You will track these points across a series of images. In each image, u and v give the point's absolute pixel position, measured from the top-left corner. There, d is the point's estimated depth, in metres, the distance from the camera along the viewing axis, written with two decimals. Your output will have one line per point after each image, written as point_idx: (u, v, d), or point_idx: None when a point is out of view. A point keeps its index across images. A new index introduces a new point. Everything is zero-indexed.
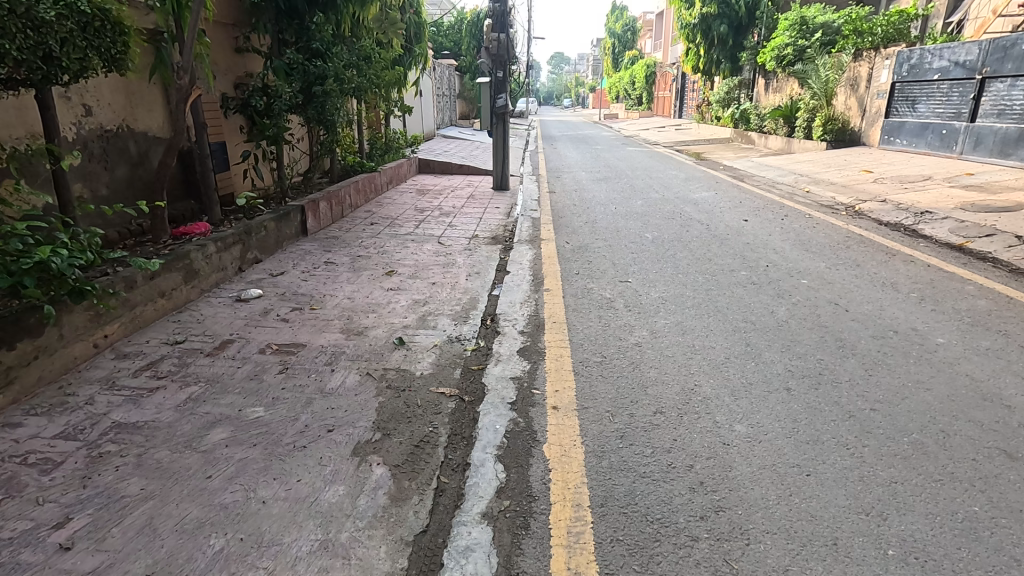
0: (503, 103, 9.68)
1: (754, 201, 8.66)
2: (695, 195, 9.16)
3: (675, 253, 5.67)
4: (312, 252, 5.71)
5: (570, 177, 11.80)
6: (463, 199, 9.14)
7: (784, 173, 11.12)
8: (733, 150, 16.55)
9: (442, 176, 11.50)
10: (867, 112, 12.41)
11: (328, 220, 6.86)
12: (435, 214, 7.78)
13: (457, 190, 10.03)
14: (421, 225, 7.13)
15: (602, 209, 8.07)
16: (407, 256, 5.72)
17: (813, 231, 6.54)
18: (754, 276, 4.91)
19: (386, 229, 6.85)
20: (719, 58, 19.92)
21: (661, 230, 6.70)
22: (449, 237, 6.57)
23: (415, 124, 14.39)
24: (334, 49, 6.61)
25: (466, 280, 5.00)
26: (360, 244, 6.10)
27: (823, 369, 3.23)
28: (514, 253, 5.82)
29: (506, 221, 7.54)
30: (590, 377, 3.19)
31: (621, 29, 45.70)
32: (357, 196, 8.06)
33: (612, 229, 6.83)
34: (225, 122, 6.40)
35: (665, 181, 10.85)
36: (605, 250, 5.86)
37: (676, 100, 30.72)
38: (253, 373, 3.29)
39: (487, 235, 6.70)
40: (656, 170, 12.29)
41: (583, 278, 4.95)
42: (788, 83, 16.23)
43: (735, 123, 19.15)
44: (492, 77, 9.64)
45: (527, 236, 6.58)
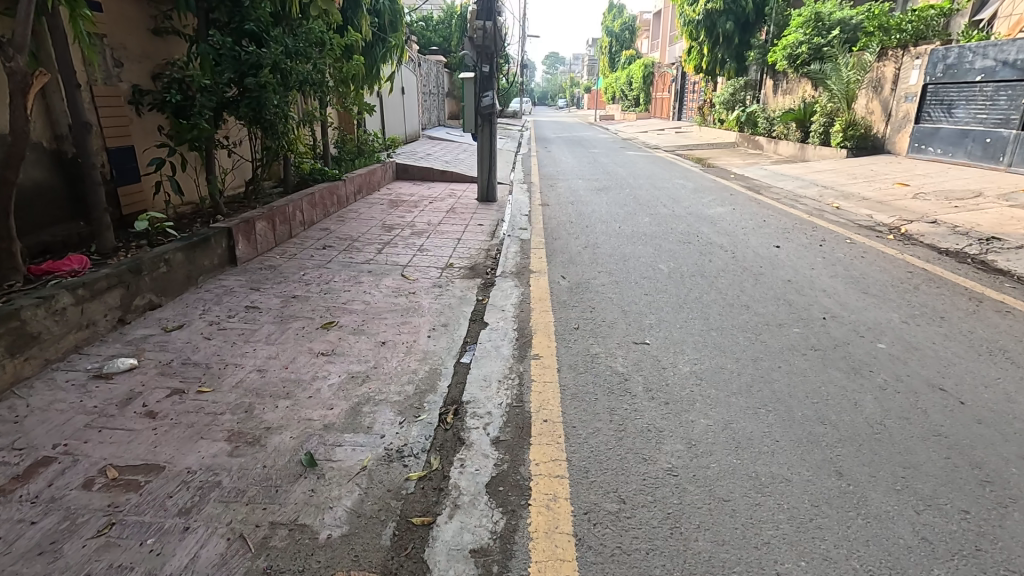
0: (490, 102, 8.41)
1: (780, 219, 7.45)
2: (709, 211, 7.96)
3: (700, 295, 4.45)
4: (234, 291, 4.43)
5: (566, 186, 10.54)
6: (442, 214, 7.89)
7: (805, 184, 9.95)
8: (741, 156, 15.37)
9: (420, 184, 10.21)
10: (894, 117, 11.24)
11: (268, 242, 5.58)
12: (405, 235, 6.52)
13: (435, 201, 8.76)
14: (386, 249, 5.87)
15: (603, 228, 6.85)
16: (357, 297, 4.45)
17: (864, 263, 5.33)
18: (811, 336, 3.69)
19: (340, 254, 5.58)
20: (724, 57, 18.78)
21: (678, 260, 5.47)
22: (417, 267, 5.31)
23: (395, 124, 13.13)
24: (274, 31, 5.29)
25: (428, 338, 3.74)
26: (302, 277, 4.83)
27: (978, 536, 2.00)
28: (495, 293, 4.57)
29: (490, 243, 6.30)
30: (602, 555, 1.94)
31: (618, 27, 44.48)
32: (313, 211, 6.77)
33: (617, 257, 5.60)
34: (138, 121, 5.11)
35: (672, 192, 9.64)
36: (611, 289, 4.64)
37: (676, 102, 29.51)
38: (49, 536, 2.03)
39: (465, 265, 5.45)
40: (661, 179, 11.06)
41: (584, 335, 3.73)
42: (800, 84, 15.09)
43: (741, 126, 17.99)
44: (477, 72, 8.37)
45: (513, 267, 5.33)
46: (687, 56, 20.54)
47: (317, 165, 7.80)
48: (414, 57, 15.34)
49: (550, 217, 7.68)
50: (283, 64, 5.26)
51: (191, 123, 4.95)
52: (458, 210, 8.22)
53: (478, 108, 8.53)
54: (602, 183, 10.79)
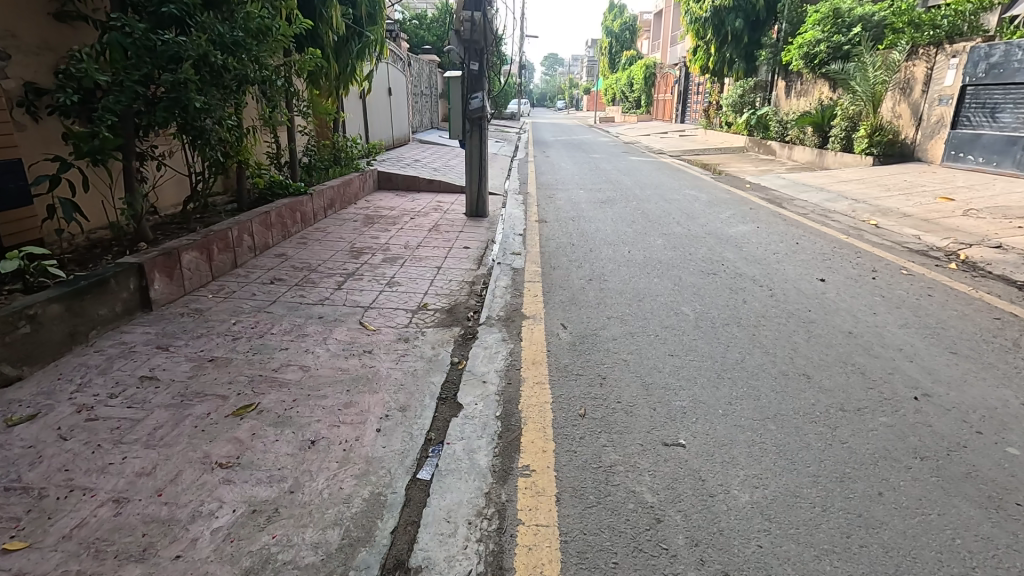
0: (479, 104, 7.38)
1: (815, 240, 6.43)
2: (730, 229, 6.94)
3: (742, 358, 3.43)
4: (133, 352, 3.39)
5: (566, 197, 9.51)
6: (423, 231, 6.84)
7: (832, 196, 8.94)
8: (752, 162, 14.36)
9: (403, 196, 9.16)
10: (927, 121, 10.23)
11: (200, 278, 4.53)
12: (375, 262, 5.48)
13: (417, 217, 7.72)
14: (348, 284, 4.83)
15: (610, 253, 5.82)
16: (295, 358, 3.42)
17: (936, 305, 4.31)
18: (907, 431, 2.67)
19: (289, 292, 4.55)
20: (733, 57, 17.80)
21: (704, 300, 4.45)
22: (382, 310, 4.27)
23: (378, 128, 12.12)
24: (200, 15, 4.14)
25: (378, 433, 2.70)
26: (231, 328, 3.80)
27: None
28: (476, 353, 3.54)
29: (475, 273, 5.27)
30: None
31: (618, 27, 43.50)
32: (268, 234, 5.71)
33: (630, 295, 4.58)
34: (34, 128, 4.13)
35: (684, 205, 8.62)
36: (625, 346, 3.61)
37: (679, 103, 28.51)
38: None
39: (443, 306, 4.42)
40: (670, 190, 10.03)
41: (593, 429, 2.70)
42: (817, 86, 14.11)
43: (751, 130, 16.99)
44: (465, 70, 7.32)
45: (501, 309, 4.29)
46: (692, 56, 19.55)
47: (278, 177, 6.75)
48: (401, 56, 14.30)
49: (549, 236, 6.65)
50: (211, 57, 4.13)
51: (91, 130, 3.87)
52: (443, 227, 7.17)
53: (466, 111, 7.48)
54: (606, 194, 9.76)
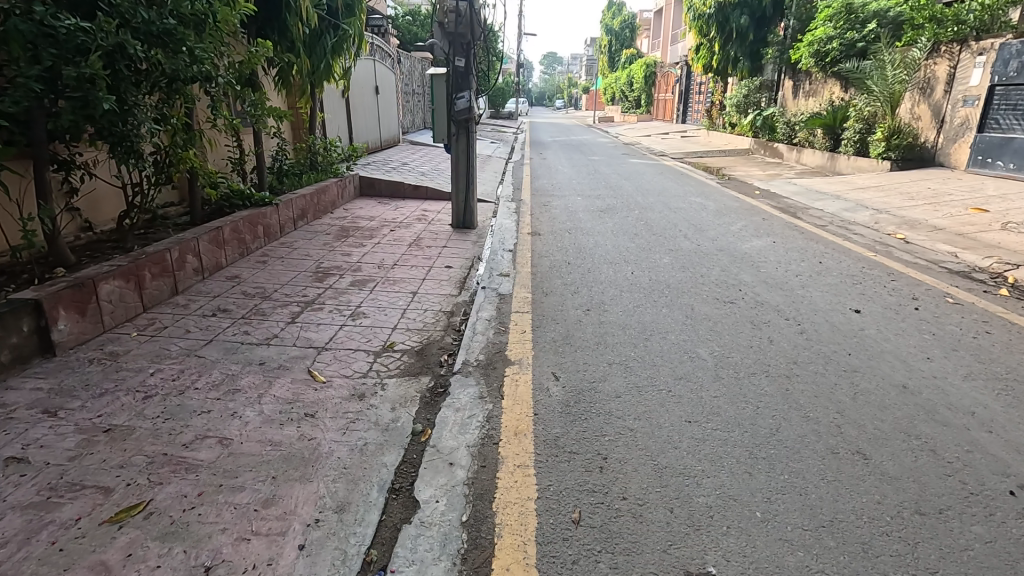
0: (466, 105, 6.68)
1: (839, 258, 5.75)
2: (744, 244, 6.25)
3: (776, 425, 2.74)
4: (9, 419, 2.69)
5: (562, 204, 8.81)
6: (402, 246, 6.14)
7: (850, 205, 8.25)
8: (759, 166, 13.68)
9: (386, 204, 8.46)
10: (949, 124, 9.57)
11: (125, 312, 3.82)
12: (341, 287, 4.78)
13: (398, 228, 7.02)
14: (305, 315, 4.13)
15: (610, 275, 5.13)
16: (216, 427, 2.72)
17: (999, 346, 3.63)
18: (1015, 550, 1.98)
19: (231, 328, 3.85)
20: (737, 55, 17.12)
21: (723, 339, 3.76)
22: (339, 352, 3.57)
23: (363, 130, 11.40)
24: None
25: (300, 552, 2.00)
26: (148, 380, 3.11)
27: None
28: (445, 417, 2.84)
29: (454, 300, 4.57)
30: None
31: (618, 26, 42.81)
32: (219, 253, 4.98)
33: (634, 331, 3.89)
34: None
35: (691, 215, 7.93)
36: (629, 407, 2.92)
37: (680, 103, 27.83)
38: None
39: (412, 345, 3.72)
40: (675, 197, 9.32)
41: (590, 548, 2.00)
42: (828, 85, 13.44)
43: (757, 131, 16.31)
44: (451, 67, 6.62)
45: (481, 351, 3.60)
46: (695, 54, 18.88)
47: (237, 185, 6.02)
48: (390, 53, 13.58)
49: (542, 253, 5.95)
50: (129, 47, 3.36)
51: None
52: (425, 241, 6.47)
53: (451, 112, 6.78)
54: (605, 201, 9.07)
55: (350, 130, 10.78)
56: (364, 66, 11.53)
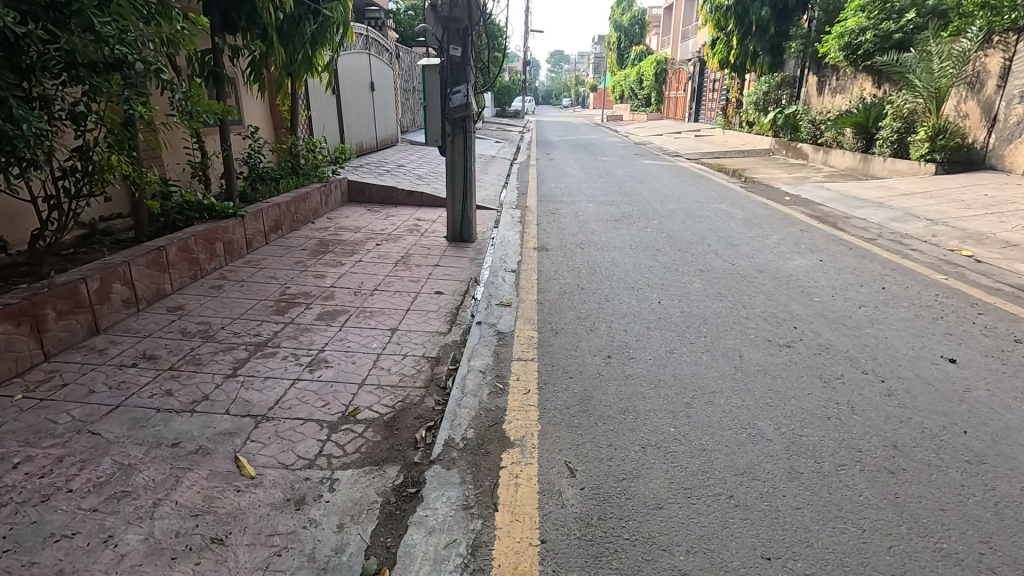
0: (462, 100, 5.79)
1: (904, 281, 4.85)
2: (786, 264, 5.36)
3: (898, 570, 1.86)
4: None
5: (572, 212, 7.93)
6: (387, 265, 5.28)
7: (896, 214, 7.34)
8: (784, 168, 12.74)
9: (376, 212, 7.59)
10: (1002, 122, 8.62)
11: (13, 365, 2.98)
12: (304, 322, 3.92)
13: (385, 242, 6.16)
14: (251, 364, 3.28)
15: (633, 305, 4.26)
16: (75, 566, 1.86)
17: None
18: None
19: (151, 385, 2.99)
20: (757, 50, 16.19)
21: (790, 404, 2.88)
22: (283, 424, 2.72)
23: (355, 130, 10.55)
24: None
25: None
26: (8, 476, 2.26)
27: None
28: (411, 547, 1.98)
29: (442, 341, 3.71)
30: None
31: (627, 22, 41.79)
32: (160, 277, 4.13)
33: (669, 391, 3.02)
34: None
35: (718, 225, 7.03)
36: (676, 529, 2.05)
37: (693, 101, 26.86)
38: None
39: (382, 412, 2.86)
40: (697, 204, 8.40)
41: None
42: (858, 81, 12.51)
43: (778, 130, 15.36)
44: (445, 57, 5.72)
45: (470, 424, 2.74)
46: (712, 48, 17.99)
47: (192, 194, 5.12)
48: (388, 47, 12.68)
49: (550, 273, 5.08)
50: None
51: None
52: (415, 257, 5.60)
53: (446, 109, 5.89)
54: (620, 209, 8.17)
55: (342, 129, 9.95)
56: (358, 60, 10.70)
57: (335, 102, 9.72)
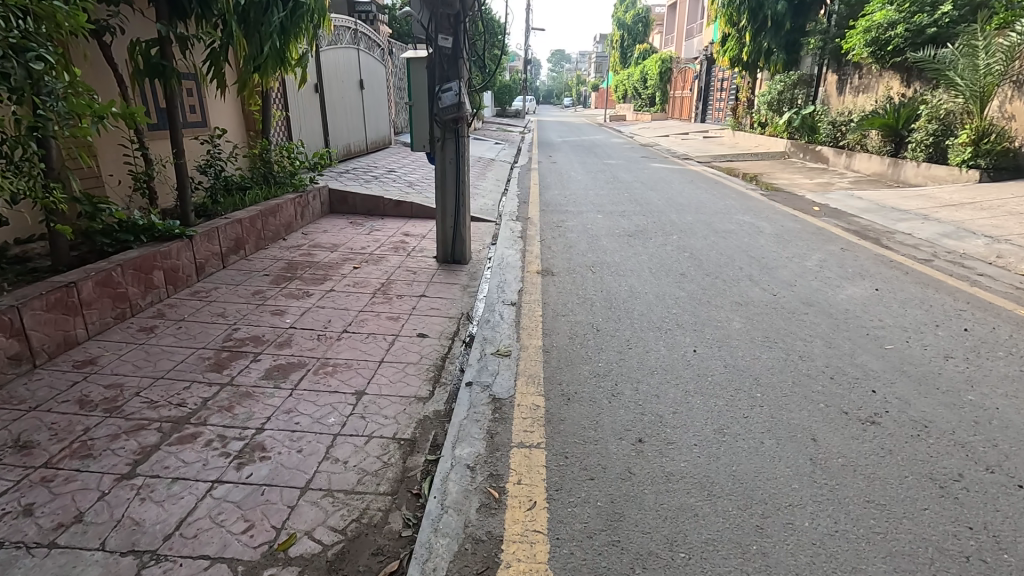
0: (454, 100, 4.93)
1: (987, 319, 4.01)
2: (837, 294, 4.53)
3: None
4: None
5: (580, 225, 7.08)
6: (363, 296, 4.43)
7: (946, 229, 6.50)
8: (803, 173, 11.90)
9: (359, 226, 6.74)
10: None
11: None
12: (247, 383, 3.07)
13: (365, 264, 5.31)
14: (159, 456, 2.43)
15: (663, 357, 3.42)
16: None
17: None
18: None
19: (5, 498, 2.14)
20: (771, 46, 15.36)
21: (904, 528, 2.05)
22: (180, 568, 1.87)
23: (341, 132, 9.71)
24: None
25: None
26: None
27: None
28: None
29: (422, 413, 2.86)
30: None
31: (630, 20, 40.92)
32: (68, 322, 3.28)
33: (729, 504, 2.18)
34: None
35: (745, 243, 6.19)
36: None
37: (699, 101, 25.99)
38: None
39: (327, 542, 2.01)
40: (719, 215, 7.54)
41: None
42: (885, 80, 11.69)
43: (795, 132, 14.54)
44: (433, 48, 4.85)
45: (450, 569, 1.89)
46: (723, 46, 17.17)
47: (125, 213, 4.26)
48: (381, 43, 11.80)
49: (558, 308, 4.23)
50: None
51: None
52: (398, 284, 4.75)
53: (435, 110, 5.04)
54: (633, 221, 7.32)
55: (327, 132, 9.13)
56: (346, 56, 9.85)
57: (319, 102, 8.89)
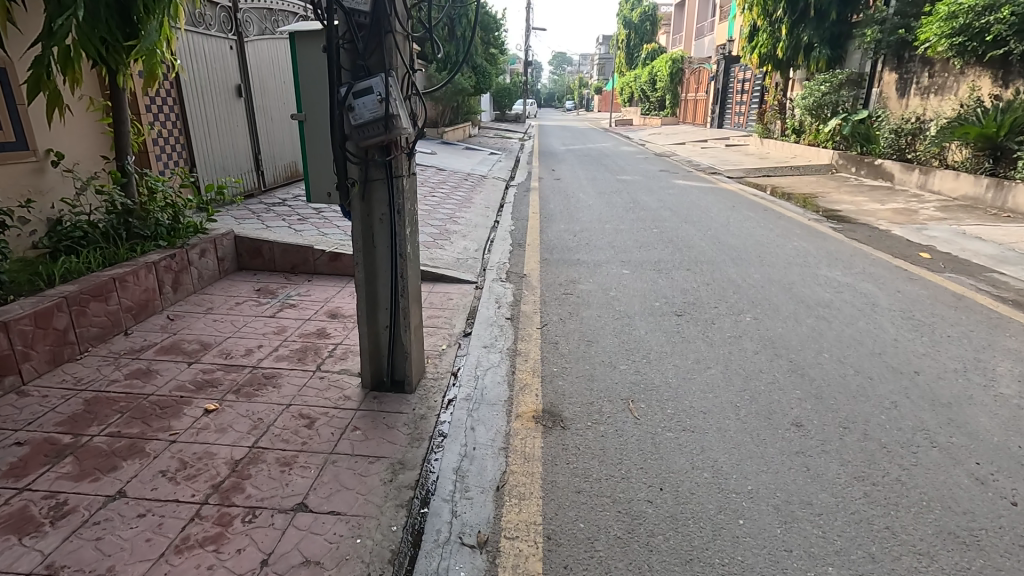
0: (377, 110, 2.60)
1: None
2: None
3: None
4: None
5: (600, 290, 4.81)
6: (174, 516, 2.16)
7: None
8: (867, 195, 9.66)
9: (269, 299, 4.47)
10: None
11: None
12: None
13: (233, 396, 3.03)
14: None
15: None
16: None
17: None
18: None
19: None
20: (812, 41, 13.15)
21: None
22: None
23: (279, 148, 7.40)
24: None
25: None
26: None
27: None
28: None
29: None
30: None
31: (637, 17, 38.81)
32: None
33: None
34: None
35: (864, 331, 3.94)
36: None
37: (716, 103, 23.73)
38: None
39: None
40: (797, 272, 5.28)
41: None
42: (971, 78, 9.47)
43: (846, 141, 12.32)
44: (333, 9, 2.50)
45: None
46: (752, 42, 14.99)
47: None
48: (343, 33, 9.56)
49: (577, 570, 1.95)
50: None
51: None
52: (268, 463, 2.48)
53: (342, 128, 2.70)
54: (677, 281, 5.07)
55: (258, 150, 6.87)
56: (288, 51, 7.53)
57: (247, 113, 6.64)
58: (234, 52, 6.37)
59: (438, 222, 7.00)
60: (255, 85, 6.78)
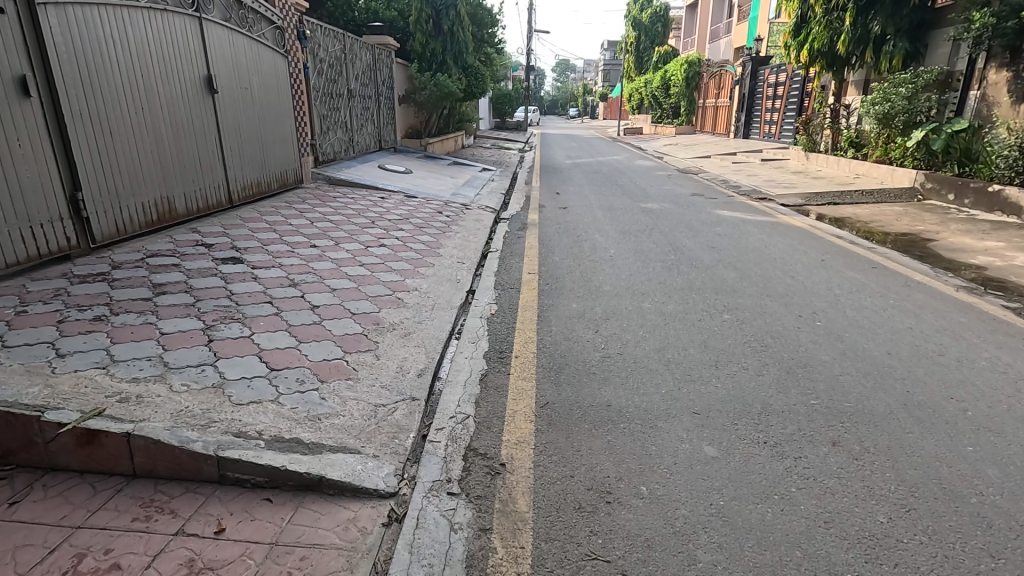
0: None
1: None
2: None
3: None
4: None
5: (674, 544, 2.07)
6: None
7: None
8: (998, 237, 6.94)
9: None
10: None
11: None
12: None
13: None
14: None
15: None
16: None
17: None
18: None
19: None
20: (885, 30, 10.47)
21: None
22: None
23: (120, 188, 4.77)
24: None
25: None
26: None
27: None
28: None
29: None
30: None
31: (647, 19, 36.26)
32: None
33: None
34: None
35: None
36: None
37: (741, 111, 21.04)
38: None
39: None
40: None
41: None
42: None
43: (936, 160, 9.57)
44: None
45: None
46: (800, 36, 12.30)
47: None
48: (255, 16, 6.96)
49: None
50: None
51: None
52: None
53: None
54: (831, 495, 2.33)
55: (85, 178, 4.38)
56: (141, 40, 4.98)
57: (55, 121, 4.15)
58: (10, 18, 3.81)
59: (372, 300, 4.27)
60: (75, 77, 4.31)
